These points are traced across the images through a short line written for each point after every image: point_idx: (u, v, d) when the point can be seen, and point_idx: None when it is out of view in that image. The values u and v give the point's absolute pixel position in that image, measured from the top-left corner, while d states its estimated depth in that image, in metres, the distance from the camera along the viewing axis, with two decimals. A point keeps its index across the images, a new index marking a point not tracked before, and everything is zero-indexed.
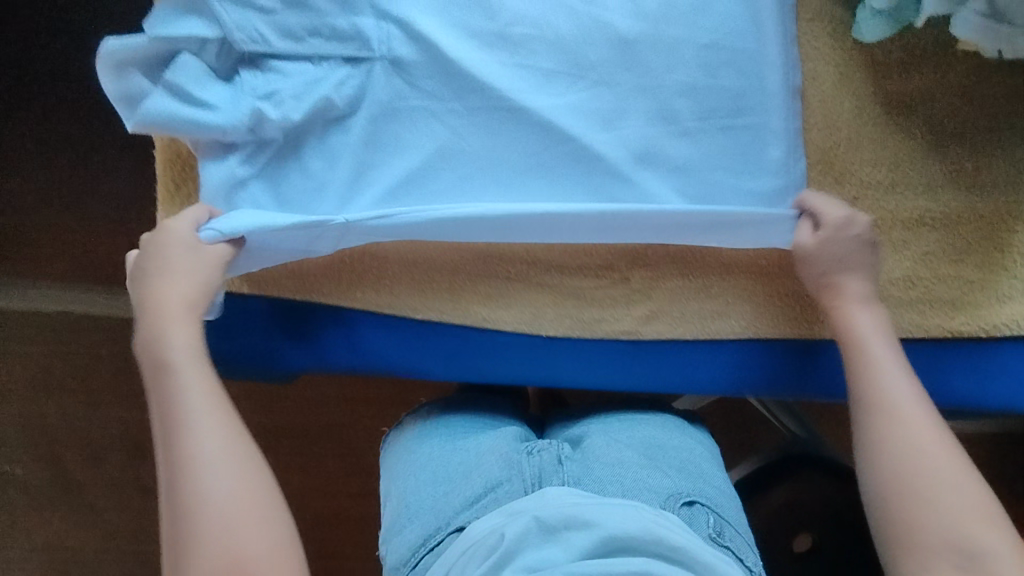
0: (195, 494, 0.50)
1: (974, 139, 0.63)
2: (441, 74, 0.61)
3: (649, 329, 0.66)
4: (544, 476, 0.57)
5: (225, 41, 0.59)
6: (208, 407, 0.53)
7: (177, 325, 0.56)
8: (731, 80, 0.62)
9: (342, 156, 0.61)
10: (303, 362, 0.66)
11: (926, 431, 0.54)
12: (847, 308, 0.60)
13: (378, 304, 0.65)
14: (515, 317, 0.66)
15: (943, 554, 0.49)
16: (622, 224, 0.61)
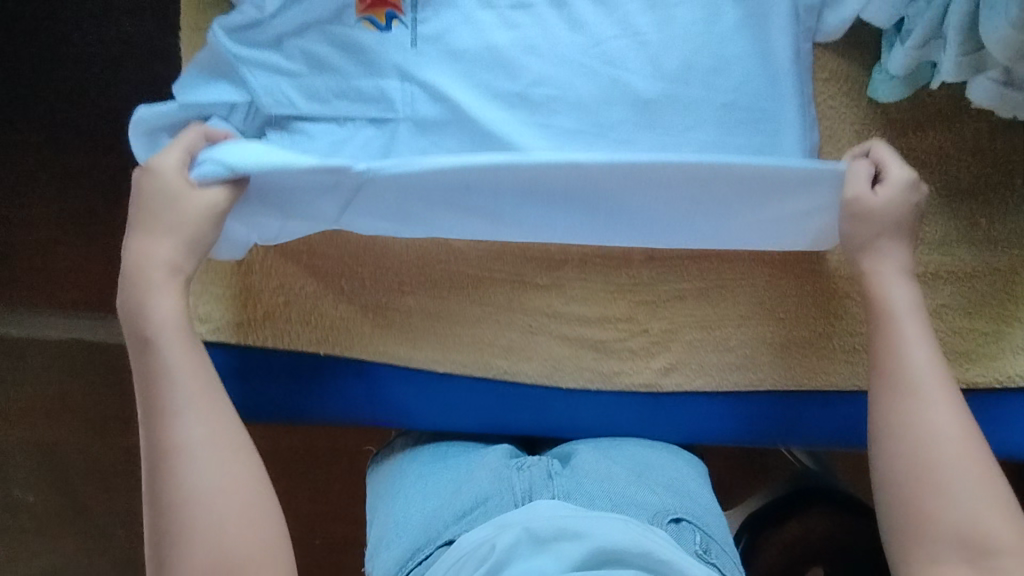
0: (188, 484, 0.50)
1: (985, 195, 0.65)
2: (463, 134, 0.62)
3: (669, 380, 0.67)
4: (533, 490, 0.56)
5: (254, 105, 0.60)
6: (204, 393, 0.53)
7: (170, 295, 0.54)
8: (750, 140, 0.61)
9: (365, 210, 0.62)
10: (326, 413, 0.67)
11: (944, 416, 0.54)
12: (884, 278, 0.58)
13: (400, 356, 0.66)
14: (535, 369, 0.66)
15: (951, 542, 0.50)
16: (646, 227, 0.62)
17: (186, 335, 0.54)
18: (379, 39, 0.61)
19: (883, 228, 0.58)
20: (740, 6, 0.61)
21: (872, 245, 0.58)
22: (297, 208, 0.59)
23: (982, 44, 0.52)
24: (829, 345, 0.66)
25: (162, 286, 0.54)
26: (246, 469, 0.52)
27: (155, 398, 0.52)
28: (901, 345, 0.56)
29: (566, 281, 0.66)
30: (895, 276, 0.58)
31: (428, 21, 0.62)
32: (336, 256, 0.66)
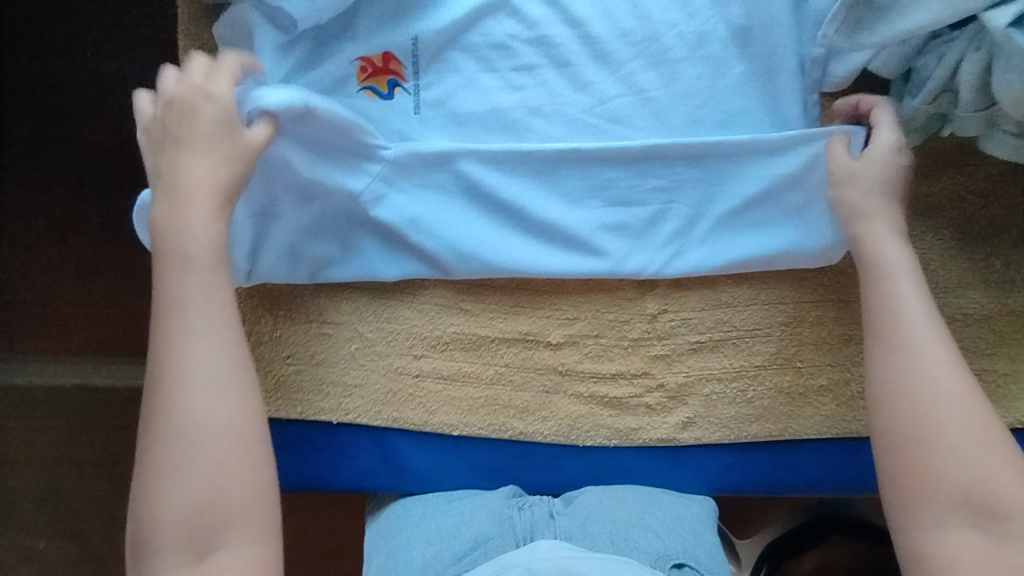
0: (190, 423, 0.48)
1: (1000, 236, 0.64)
2: (471, 194, 0.63)
3: (687, 435, 0.66)
4: (536, 530, 0.58)
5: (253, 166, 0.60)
6: (217, 329, 0.50)
7: (196, 210, 0.52)
8: (751, 186, 0.62)
9: (371, 233, 0.63)
10: (340, 482, 0.66)
11: (945, 371, 0.52)
12: (878, 239, 0.56)
13: (415, 421, 0.65)
14: (552, 428, 0.66)
15: (955, 503, 0.49)
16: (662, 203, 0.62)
17: (212, 263, 0.51)
18: (383, 106, 0.62)
19: (873, 186, 0.57)
20: (746, 59, 0.62)
21: (860, 209, 0.57)
22: (327, 154, 0.60)
23: (994, 102, 0.53)
24: (848, 393, 0.65)
25: (199, 204, 0.52)
26: (247, 413, 0.50)
27: (167, 321, 0.50)
28: (898, 301, 0.54)
29: (581, 338, 0.65)
30: (885, 233, 0.56)
31: (430, 86, 0.63)
32: (346, 322, 0.65)
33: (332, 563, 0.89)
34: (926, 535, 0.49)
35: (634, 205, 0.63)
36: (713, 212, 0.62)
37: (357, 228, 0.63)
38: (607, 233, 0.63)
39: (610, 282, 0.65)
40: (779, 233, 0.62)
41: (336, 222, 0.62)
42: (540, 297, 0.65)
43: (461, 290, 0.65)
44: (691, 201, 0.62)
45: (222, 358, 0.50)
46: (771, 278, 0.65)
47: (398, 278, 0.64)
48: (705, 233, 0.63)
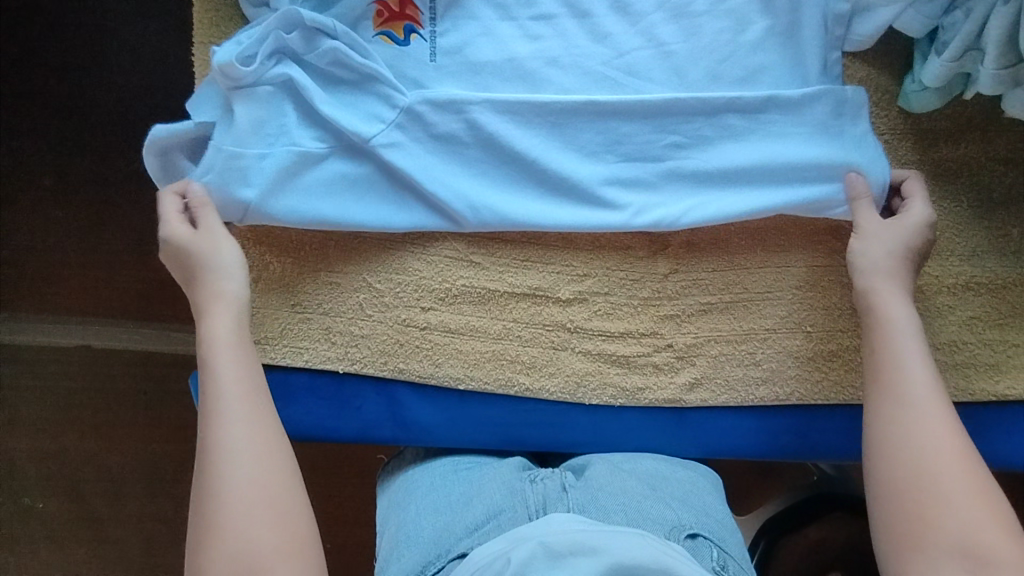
0: (223, 489, 0.51)
1: (1018, 205, 0.64)
2: (483, 145, 0.62)
3: (694, 396, 0.66)
4: (548, 503, 0.56)
5: (259, 102, 0.59)
6: (242, 403, 0.54)
7: (219, 317, 0.57)
8: (769, 143, 0.61)
9: (375, 180, 0.62)
10: (344, 433, 0.65)
11: (947, 431, 0.52)
12: (881, 296, 0.57)
13: (420, 373, 0.65)
14: (559, 385, 0.65)
15: (952, 555, 0.47)
16: (678, 157, 0.62)
17: (241, 348, 0.57)
18: (398, 53, 0.62)
19: (899, 249, 0.58)
20: (768, 15, 0.61)
21: (880, 267, 0.58)
22: (338, 85, 0.61)
23: (1021, 58, 0.52)
24: (855, 360, 0.65)
25: (218, 309, 0.58)
26: (281, 465, 0.53)
27: (206, 408, 0.54)
28: (901, 358, 0.55)
29: (591, 295, 0.65)
30: (893, 293, 0.57)
31: (447, 34, 0.62)
32: (355, 272, 0.64)
33: (334, 519, 0.90)
34: None
35: (649, 161, 0.62)
36: (730, 167, 0.61)
37: (363, 174, 0.62)
38: (620, 187, 0.62)
39: (622, 241, 0.65)
40: (800, 188, 0.61)
41: (340, 167, 0.61)
42: (551, 252, 0.65)
43: (472, 243, 0.65)
44: (707, 154, 0.62)
45: (254, 426, 0.54)
46: (786, 242, 0.65)
47: (406, 228, 0.63)
48: (720, 189, 0.62)
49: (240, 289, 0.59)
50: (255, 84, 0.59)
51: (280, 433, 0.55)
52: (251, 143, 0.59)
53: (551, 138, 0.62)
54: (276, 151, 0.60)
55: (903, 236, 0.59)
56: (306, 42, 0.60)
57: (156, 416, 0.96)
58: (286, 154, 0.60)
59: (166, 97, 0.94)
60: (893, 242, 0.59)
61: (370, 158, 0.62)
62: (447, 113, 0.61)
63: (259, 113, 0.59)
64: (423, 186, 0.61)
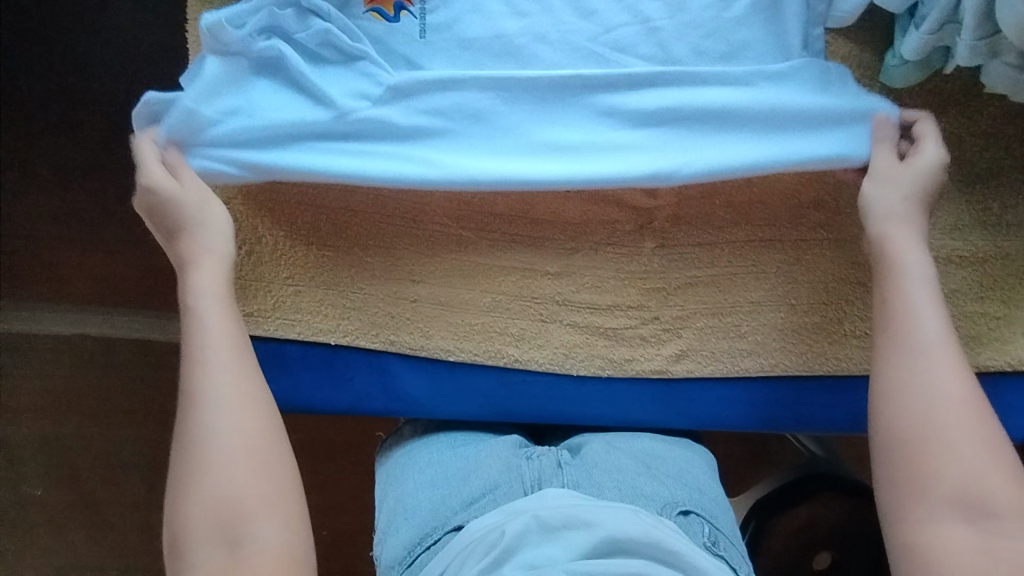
0: (204, 437, 0.52)
1: (1000, 179, 0.65)
2: (468, 115, 0.62)
3: (680, 368, 0.67)
4: (543, 479, 0.57)
5: (246, 76, 0.61)
6: (228, 356, 0.55)
7: (206, 271, 0.58)
8: (759, 105, 0.61)
9: (354, 148, 0.62)
10: (337, 404, 0.67)
11: (953, 379, 0.53)
12: (896, 240, 0.58)
13: (412, 345, 0.66)
14: (547, 356, 0.67)
15: (955, 506, 0.50)
16: (663, 122, 0.62)
17: (226, 302, 0.58)
18: (387, 30, 0.63)
19: (918, 188, 0.59)
20: None
21: (892, 211, 0.59)
22: (325, 61, 0.62)
23: (998, 29, 0.53)
24: (839, 332, 0.66)
25: (205, 264, 0.58)
26: (264, 418, 0.54)
27: (189, 356, 0.55)
28: (914, 307, 0.56)
29: (577, 270, 0.66)
30: (908, 240, 0.58)
31: (436, 11, 0.63)
32: (347, 245, 0.66)
33: None
34: (922, 530, 0.50)
35: (634, 125, 0.62)
36: (716, 131, 0.62)
37: (344, 143, 0.62)
38: (603, 150, 0.62)
39: (609, 215, 0.66)
40: (792, 146, 0.61)
41: (321, 134, 0.62)
42: (539, 226, 0.66)
43: (462, 217, 0.66)
44: (694, 116, 0.62)
45: (239, 380, 0.55)
46: (771, 216, 0.66)
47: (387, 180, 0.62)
48: (707, 149, 0.62)
49: (226, 250, 0.59)
50: (245, 57, 0.61)
51: (261, 385, 0.56)
52: (208, 109, 0.60)
53: (533, 108, 0.63)
54: (256, 118, 0.60)
55: (921, 177, 0.59)
56: (298, 19, 0.61)
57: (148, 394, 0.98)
58: (267, 122, 0.61)
59: (165, 80, 0.96)
60: (905, 185, 0.59)
61: (351, 126, 0.62)
62: (429, 85, 0.62)
63: (227, 81, 0.60)
64: (402, 155, 0.62)
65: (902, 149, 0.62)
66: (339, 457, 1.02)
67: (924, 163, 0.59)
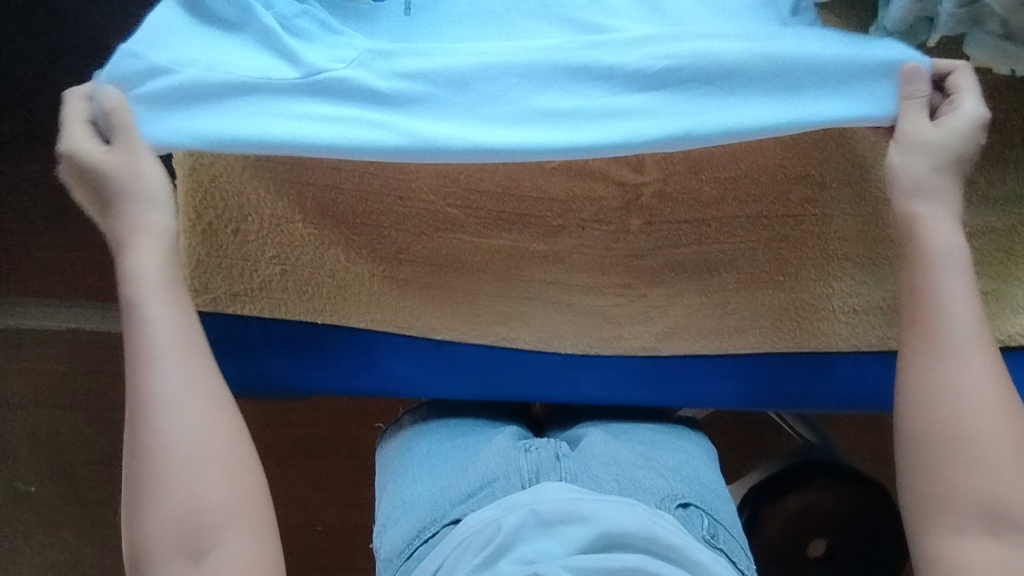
0: (162, 439, 0.53)
1: (985, 154, 0.65)
2: (448, 77, 0.56)
3: (668, 345, 0.66)
4: (539, 473, 0.59)
5: (211, 37, 0.57)
6: (174, 349, 0.55)
7: (146, 257, 0.56)
8: (767, 63, 0.56)
9: (321, 115, 0.55)
10: (325, 383, 0.67)
11: (980, 371, 0.55)
12: (932, 232, 0.57)
13: (400, 324, 0.66)
14: (534, 335, 0.66)
15: (978, 517, 0.52)
16: (662, 81, 0.56)
17: (173, 291, 0.56)
18: (373, 8, 0.62)
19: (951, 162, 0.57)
20: None
21: (924, 190, 0.57)
22: (297, 23, 0.58)
23: None
24: (829, 308, 0.66)
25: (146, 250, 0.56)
26: (224, 421, 0.55)
27: (136, 349, 0.54)
28: (947, 307, 0.56)
29: (563, 251, 0.66)
30: (947, 233, 0.57)
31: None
32: (331, 224, 0.65)
33: None
34: (945, 541, 0.52)
35: (627, 84, 0.56)
36: (719, 91, 0.56)
37: (309, 108, 0.55)
38: (594, 115, 0.56)
39: (594, 190, 0.66)
40: (798, 108, 0.56)
41: (286, 96, 0.55)
42: (526, 204, 0.66)
43: (448, 195, 0.65)
44: (695, 76, 0.56)
45: (191, 376, 0.55)
46: (756, 191, 0.66)
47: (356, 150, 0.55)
48: (706, 112, 0.56)
49: (168, 229, 0.57)
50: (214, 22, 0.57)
51: (212, 381, 0.56)
52: (156, 57, 0.55)
53: (522, 68, 0.56)
54: (211, 76, 0.54)
55: (955, 142, 0.57)
56: None
57: None
58: (224, 83, 0.55)
59: None
60: (939, 151, 0.57)
61: (319, 90, 0.56)
62: (407, 50, 0.57)
63: (185, 34, 0.56)
64: (376, 122, 0.56)
65: (936, 104, 0.59)
66: (338, 433, 1.07)
67: (956, 127, 0.57)
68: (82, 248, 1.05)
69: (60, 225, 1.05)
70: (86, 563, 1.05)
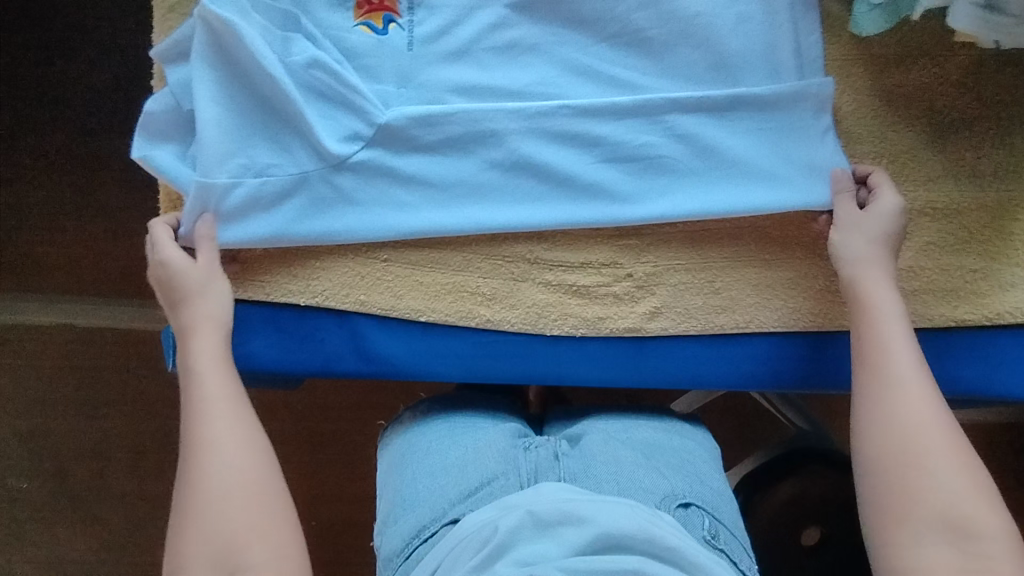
0: (203, 474, 0.54)
1: (971, 130, 0.65)
2: (448, 151, 0.64)
3: (655, 325, 0.66)
4: (539, 472, 0.60)
5: (235, 107, 0.62)
6: (222, 398, 0.57)
7: (204, 334, 0.60)
8: (723, 134, 0.64)
9: (339, 194, 0.64)
10: (306, 366, 0.66)
11: (929, 409, 0.53)
12: (869, 284, 0.59)
13: (382, 306, 0.65)
14: (520, 317, 0.66)
15: (936, 529, 0.49)
16: (630, 156, 0.65)
17: (223, 357, 0.59)
18: (377, 41, 0.65)
19: (877, 241, 0.60)
20: None
21: (857, 257, 0.60)
22: (314, 91, 0.64)
23: None
24: (816, 286, 0.66)
25: (205, 324, 0.60)
26: (257, 458, 0.55)
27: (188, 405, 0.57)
28: (887, 341, 0.57)
29: (547, 232, 0.66)
30: (879, 282, 0.59)
31: (424, 23, 0.66)
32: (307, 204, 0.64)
33: None
34: (905, 552, 0.49)
35: (606, 158, 0.65)
36: (683, 168, 0.64)
37: (323, 184, 0.64)
38: (573, 189, 0.65)
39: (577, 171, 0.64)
40: (753, 183, 0.64)
41: (304, 173, 0.63)
42: (510, 186, 0.65)
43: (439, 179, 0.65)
44: (666, 151, 0.64)
45: (232, 421, 0.56)
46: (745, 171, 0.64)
47: (366, 233, 0.64)
48: (668, 187, 0.64)
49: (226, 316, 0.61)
50: (237, 87, 0.62)
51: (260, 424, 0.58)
52: (220, 174, 0.62)
53: (514, 150, 0.64)
54: (241, 153, 0.62)
55: (881, 227, 0.60)
56: (285, 47, 0.63)
57: (149, 367, 1.04)
58: (253, 159, 0.63)
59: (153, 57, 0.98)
60: (869, 233, 0.60)
61: (335, 167, 0.64)
62: (413, 127, 0.64)
63: (214, 125, 0.61)
64: (382, 200, 0.64)
65: (862, 198, 0.63)
66: (329, 428, 1.06)
67: (880, 215, 0.61)
68: (70, 239, 1.04)
69: (46, 219, 1.04)
70: (77, 560, 1.04)
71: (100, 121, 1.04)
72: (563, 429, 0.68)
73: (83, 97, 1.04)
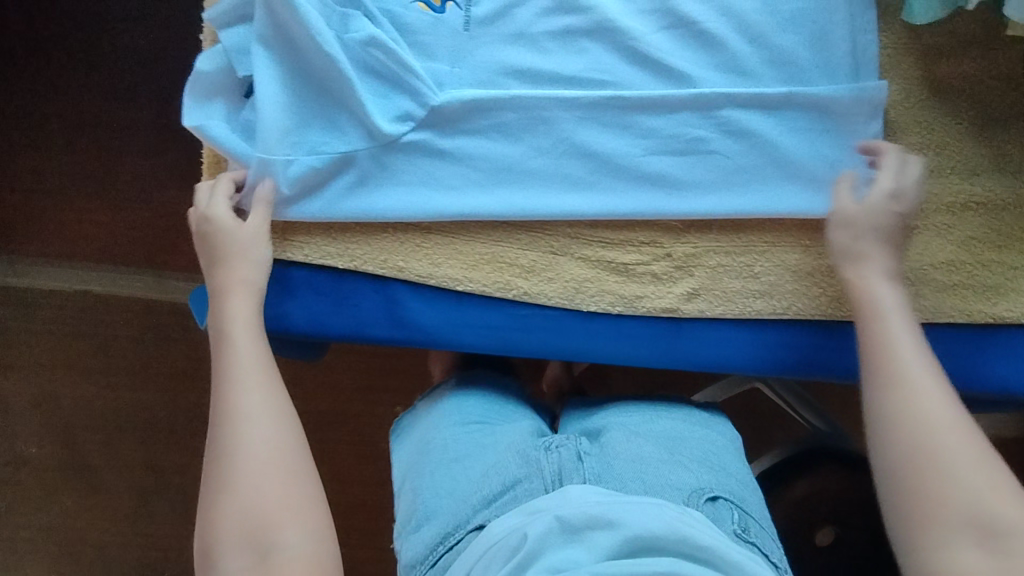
0: (237, 448, 0.53)
1: (1016, 125, 0.65)
2: (500, 134, 0.64)
3: (692, 306, 0.66)
4: (564, 473, 0.58)
5: (289, 82, 0.62)
6: (256, 366, 0.57)
7: (238, 302, 0.60)
8: (776, 133, 0.64)
9: (393, 173, 0.64)
10: (339, 330, 0.65)
11: (939, 399, 0.52)
12: (871, 280, 0.59)
13: (419, 273, 0.65)
14: (557, 290, 0.66)
15: (967, 529, 0.47)
16: (682, 149, 0.64)
17: (256, 329, 0.60)
18: (434, 19, 0.64)
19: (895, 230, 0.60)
20: None
21: (851, 250, 0.60)
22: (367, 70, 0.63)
23: None
24: None
25: (243, 294, 0.60)
26: (290, 430, 0.55)
27: (220, 379, 0.57)
28: (890, 334, 0.56)
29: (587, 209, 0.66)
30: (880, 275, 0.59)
31: (481, 3, 0.65)
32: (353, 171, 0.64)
33: None
34: (935, 553, 0.47)
35: (657, 147, 0.65)
36: (735, 163, 0.64)
37: (372, 163, 0.64)
38: (615, 177, 0.65)
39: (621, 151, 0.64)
40: (797, 186, 0.64)
41: (354, 151, 0.63)
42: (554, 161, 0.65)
43: (492, 166, 0.64)
44: (719, 148, 0.64)
45: (267, 397, 0.56)
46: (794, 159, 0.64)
47: (406, 212, 0.64)
48: (716, 183, 0.65)
49: (260, 279, 0.62)
50: (294, 60, 0.62)
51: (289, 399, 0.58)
52: (269, 149, 0.62)
53: (566, 140, 0.65)
54: (296, 130, 0.63)
55: (880, 215, 0.60)
56: (342, 23, 0.63)
57: (170, 335, 1.04)
58: (305, 134, 0.63)
59: None
60: (874, 223, 0.60)
61: (386, 145, 0.64)
62: (462, 109, 0.64)
63: (269, 100, 0.61)
64: (431, 180, 0.64)
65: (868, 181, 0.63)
66: (345, 405, 1.05)
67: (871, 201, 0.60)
68: (97, 203, 1.04)
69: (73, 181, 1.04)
70: (84, 528, 1.04)
71: (133, 83, 1.04)
72: (578, 424, 0.68)
73: (117, 59, 1.05)
